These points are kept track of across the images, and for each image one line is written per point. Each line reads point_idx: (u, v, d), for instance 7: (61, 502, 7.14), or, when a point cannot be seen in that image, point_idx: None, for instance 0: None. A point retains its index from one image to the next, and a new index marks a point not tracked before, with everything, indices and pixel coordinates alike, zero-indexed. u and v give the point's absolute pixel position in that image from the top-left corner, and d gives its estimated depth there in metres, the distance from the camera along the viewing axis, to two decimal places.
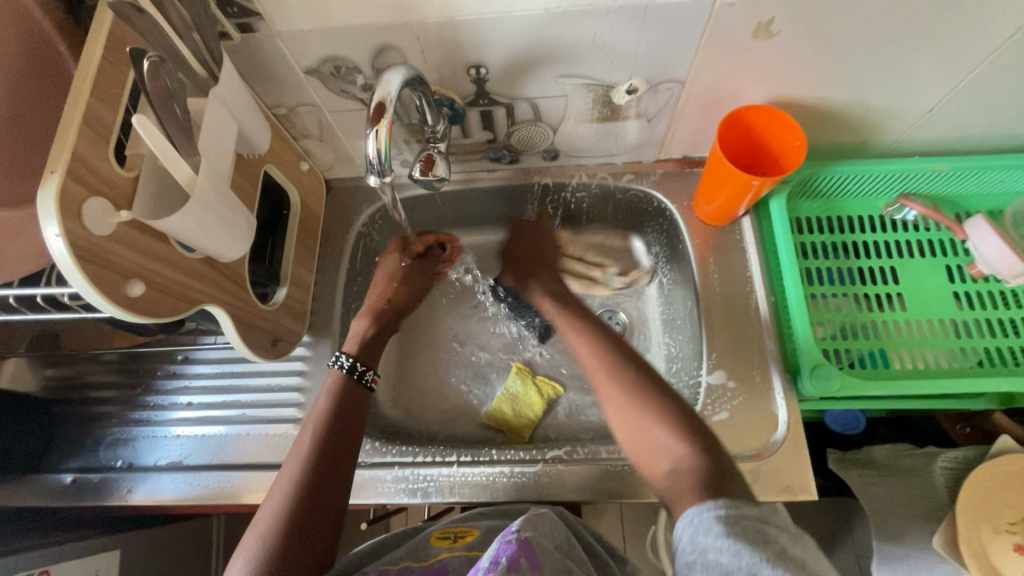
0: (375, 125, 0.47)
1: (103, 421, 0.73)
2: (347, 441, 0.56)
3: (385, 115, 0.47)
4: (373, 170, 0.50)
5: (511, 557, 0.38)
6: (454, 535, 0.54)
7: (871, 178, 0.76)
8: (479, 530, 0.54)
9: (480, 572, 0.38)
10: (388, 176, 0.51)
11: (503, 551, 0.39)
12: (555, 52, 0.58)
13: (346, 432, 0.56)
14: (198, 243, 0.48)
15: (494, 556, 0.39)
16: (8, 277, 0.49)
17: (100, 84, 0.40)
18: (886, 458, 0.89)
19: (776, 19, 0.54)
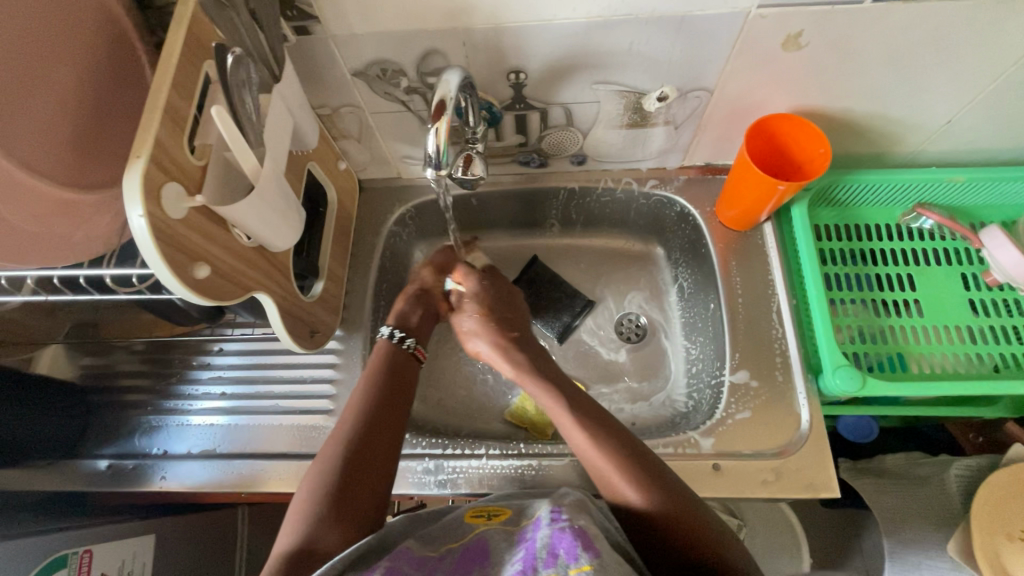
0: (434, 123, 0.50)
1: (137, 409, 0.74)
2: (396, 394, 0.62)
3: (446, 113, 0.49)
4: (430, 163, 0.53)
5: (568, 548, 0.41)
6: (488, 513, 0.55)
7: (888, 188, 0.79)
8: (511, 509, 0.55)
9: (539, 562, 0.41)
10: (444, 169, 0.54)
11: (559, 541, 0.42)
12: (593, 59, 0.60)
13: (392, 397, 0.61)
14: (255, 231, 0.50)
15: (551, 548, 0.42)
16: (71, 259, 0.51)
17: (179, 76, 0.42)
18: (899, 466, 0.93)
19: (804, 32, 0.56)
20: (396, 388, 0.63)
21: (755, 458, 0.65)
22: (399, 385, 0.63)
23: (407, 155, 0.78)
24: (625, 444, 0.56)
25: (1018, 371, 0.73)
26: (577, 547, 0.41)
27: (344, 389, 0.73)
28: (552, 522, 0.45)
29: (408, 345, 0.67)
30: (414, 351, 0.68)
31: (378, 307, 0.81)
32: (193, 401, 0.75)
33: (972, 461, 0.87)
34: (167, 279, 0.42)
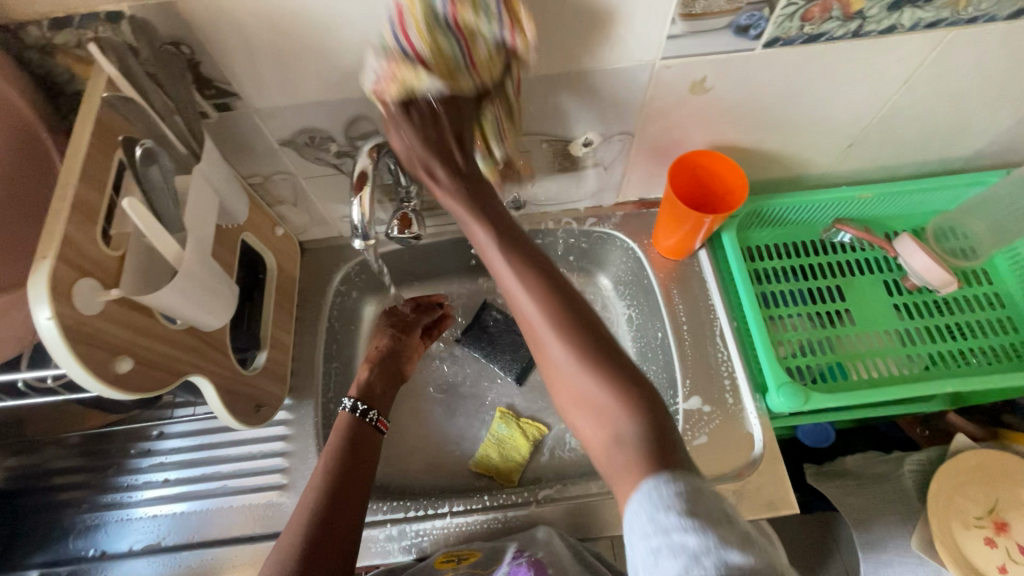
0: (357, 193, 0.50)
1: (72, 508, 0.69)
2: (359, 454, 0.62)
3: (368, 183, 0.51)
4: (357, 234, 0.54)
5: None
6: (458, 557, 0.61)
7: (808, 207, 0.84)
8: (481, 552, 0.60)
9: None
10: (370, 239, 0.54)
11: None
12: (516, 113, 0.63)
13: (356, 458, 0.62)
14: (184, 315, 0.48)
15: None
16: None
17: (89, 170, 0.41)
18: (859, 466, 0.96)
19: (708, 78, 0.61)
20: (364, 446, 0.63)
21: (714, 482, 0.66)
22: (367, 444, 0.64)
23: (346, 214, 0.78)
24: (661, 445, 0.41)
25: (945, 367, 0.78)
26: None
27: (299, 460, 0.71)
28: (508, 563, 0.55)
29: (372, 417, 0.66)
30: (378, 423, 0.66)
31: (328, 369, 0.79)
32: (133, 492, 0.70)
33: (922, 455, 0.91)
34: (84, 378, 0.40)
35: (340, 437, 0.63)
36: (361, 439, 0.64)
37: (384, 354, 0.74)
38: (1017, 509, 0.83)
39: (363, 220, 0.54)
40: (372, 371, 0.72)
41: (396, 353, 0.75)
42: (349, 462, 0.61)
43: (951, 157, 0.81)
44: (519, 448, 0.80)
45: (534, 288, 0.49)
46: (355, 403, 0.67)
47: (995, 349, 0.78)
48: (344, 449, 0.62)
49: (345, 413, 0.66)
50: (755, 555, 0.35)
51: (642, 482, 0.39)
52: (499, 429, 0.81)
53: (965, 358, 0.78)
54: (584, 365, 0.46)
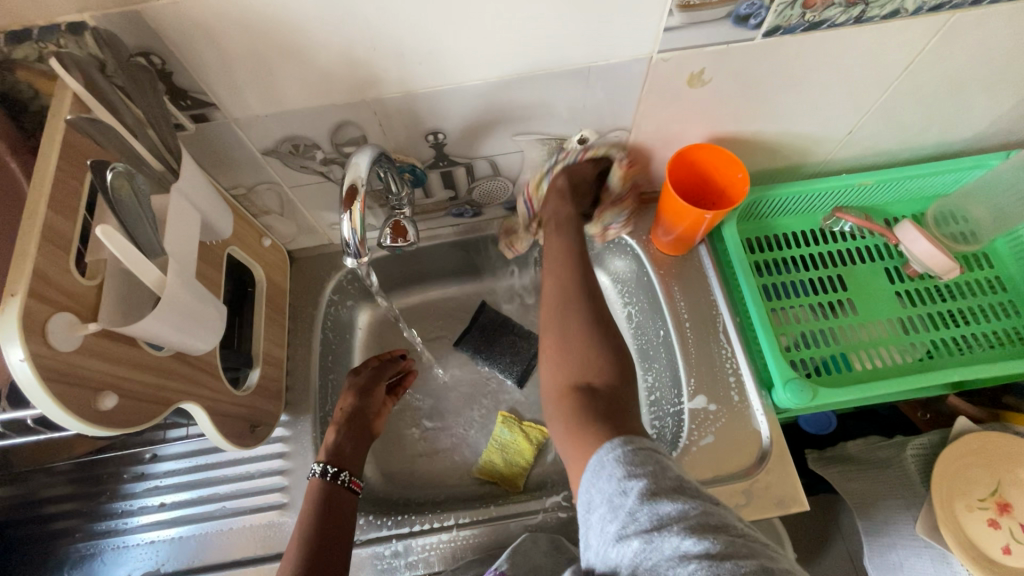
0: (347, 208, 0.48)
1: (66, 537, 0.67)
2: (332, 526, 0.57)
3: (358, 196, 0.48)
4: (350, 252, 0.51)
5: None
6: None
7: (808, 197, 0.82)
8: None
9: None
10: (364, 255, 0.52)
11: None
12: (508, 113, 0.60)
13: (329, 530, 0.56)
14: (170, 342, 0.46)
15: None
16: None
17: (57, 196, 0.38)
18: (862, 451, 0.96)
19: (706, 70, 0.58)
20: (339, 514, 0.58)
21: (724, 483, 0.65)
22: (342, 510, 0.59)
23: (335, 222, 0.75)
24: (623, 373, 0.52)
25: (948, 354, 0.77)
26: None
27: (298, 477, 0.69)
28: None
29: (344, 478, 0.61)
30: (351, 483, 0.61)
31: (324, 381, 0.77)
32: (129, 518, 0.68)
33: (925, 438, 0.89)
34: (65, 419, 0.38)
35: (314, 503, 0.59)
36: (333, 505, 0.59)
37: (351, 415, 0.68)
38: (1020, 488, 0.83)
39: (353, 234, 0.51)
40: (339, 433, 0.66)
41: (363, 413, 0.69)
42: (323, 529, 0.56)
43: (950, 141, 0.79)
44: (523, 453, 0.78)
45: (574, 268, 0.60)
46: (323, 466, 0.61)
47: (998, 334, 0.78)
48: (317, 518, 0.57)
49: (314, 478, 0.60)
50: (689, 498, 0.40)
51: (600, 444, 0.45)
52: (501, 434, 0.79)
53: (968, 344, 0.78)
54: (603, 346, 0.53)
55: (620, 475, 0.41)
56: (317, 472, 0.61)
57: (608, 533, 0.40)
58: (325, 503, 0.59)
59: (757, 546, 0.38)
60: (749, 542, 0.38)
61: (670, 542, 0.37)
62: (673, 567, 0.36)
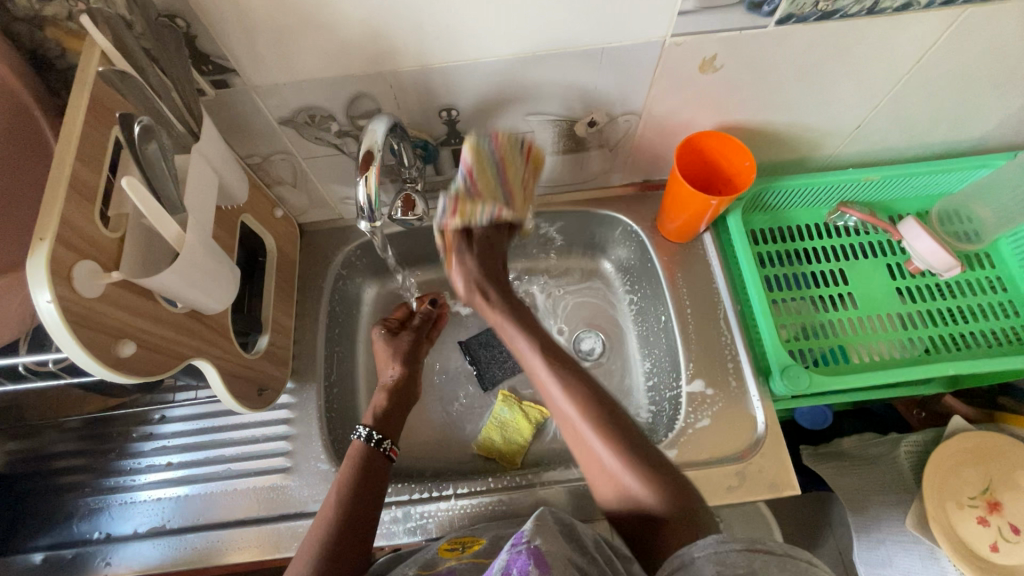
0: (363, 174, 0.49)
1: (75, 491, 0.69)
2: (369, 488, 0.59)
3: (374, 163, 0.49)
4: (364, 215, 0.52)
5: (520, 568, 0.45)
6: (462, 544, 0.59)
7: (813, 190, 0.83)
8: (486, 539, 0.59)
9: None
10: (378, 220, 0.53)
11: (514, 561, 0.46)
12: (521, 92, 0.61)
13: (365, 491, 0.59)
14: (185, 298, 0.47)
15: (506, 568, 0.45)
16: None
17: (85, 147, 0.39)
18: (855, 447, 0.96)
19: (718, 56, 0.59)
20: (375, 476, 0.61)
21: (718, 465, 0.66)
22: (377, 474, 0.61)
23: (346, 196, 0.76)
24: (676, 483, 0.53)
25: (946, 351, 0.78)
26: (528, 565, 0.45)
27: (302, 443, 0.71)
28: (512, 545, 0.48)
29: (386, 446, 0.63)
30: (389, 451, 0.64)
31: (330, 352, 0.78)
32: (136, 476, 0.70)
33: (919, 437, 0.90)
34: (86, 363, 0.39)
35: (352, 464, 0.61)
36: (372, 468, 0.61)
37: (401, 382, 0.72)
38: (1011, 489, 0.84)
39: (369, 200, 0.52)
40: (389, 400, 0.69)
41: (411, 379, 0.73)
42: (361, 490, 0.59)
43: (958, 139, 0.80)
44: (522, 431, 0.80)
45: (571, 393, 0.59)
46: (370, 431, 0.64)
47: (996, 332, 0.79)
48: (354, 480, 0.59)
49: (358, 442, 0.63)
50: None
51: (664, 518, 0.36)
52: (501, 412, 0.81)
53: (965, 341, 0.78)
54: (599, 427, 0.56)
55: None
56: (361, 437, 0.63)
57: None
58: (365, 467, 0.61)
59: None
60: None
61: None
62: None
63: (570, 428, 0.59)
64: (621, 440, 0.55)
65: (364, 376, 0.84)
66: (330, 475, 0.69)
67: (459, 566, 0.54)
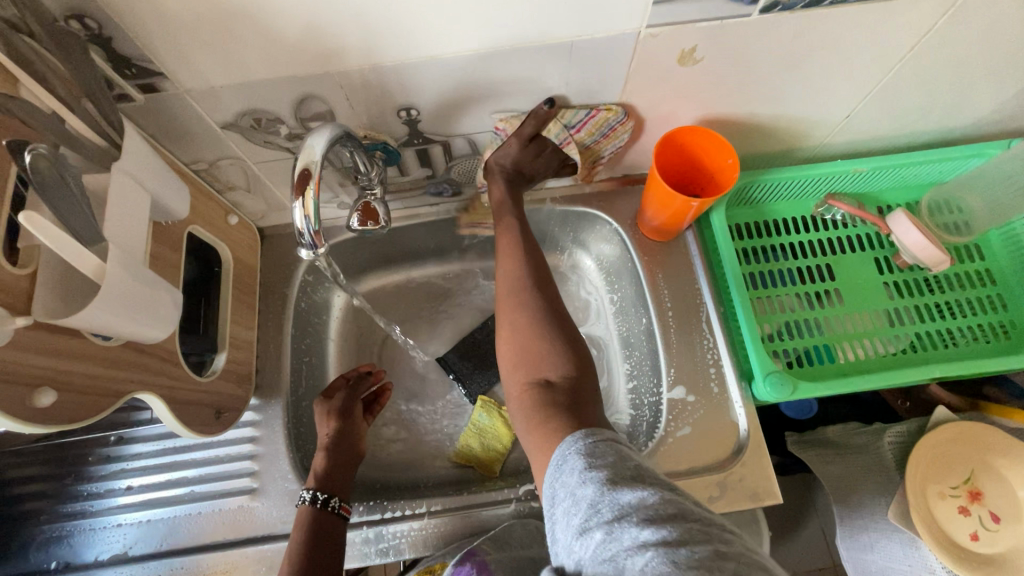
0: (297, 196, 0.45)
1: (33, 518, 0.66)
2: (324, 552, 0.56)
3: (311, 184, 0.44)
4: (305, 243, 0.48)
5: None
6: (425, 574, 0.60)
7: (800, 182, 0.79)
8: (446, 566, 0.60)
9: None
10: (321, 246, 0.49)
11: (457, 574, 0.56)
12: (486, 90, 0.57)
13: (321, 559, 0.55)
14: (117, 332, 0.43)
15: None
16: None
17: None
18: (840, 435, 0.94)
19: (698, 47, 0.54)
20: (329, 541, 0.57)
21: (699, 475, 0.65)
22: (331, 539, 0.57)
23: None
24: (583, 411, 0.50)
25: (931, 348, 0.76)
26: (470, 574, 0.55)
27: (268, 462, 0.68)
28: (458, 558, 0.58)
29: (335, 504, 0.60)
30: (340, 509, 0.60)
31: (297, 364, 0.75)
32: (97, 500, 0.67)
33: (902, 428, 0.89)
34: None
35: (302, 531, 0.57)
36: (325, 531, 0.57)
37: (338, 441, 0.66)
38: (993, 477, 0.84)
39: (308, 224, 0.48)
40: (327, 461, 0.64)
41: (349, 437, 0.67)
42: (313, 560, 0.55)
43: (952, 126, 0.76)
44: (501, 437, 0.78)
45: (518, 304, 0.58)
46: (315, 493, 0.60)
47: (982, 327, 0.77)
48: (306, 547, 0.56)
49: (304, 506, 0.59)
50: (648, 486, 0.40)
51: (561, 440, 0.46)
52: (479, 418, 0.79)
53: (952, 337, 0.77)
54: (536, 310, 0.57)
55: (580, 468, 0.42)
56: (307, 500, 0.59)
57: (572, 527, 0.41)
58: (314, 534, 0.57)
59: (713, 529, 0.38)
60: (704, 525, 0.38)
61: (628, 533, 0.37)
62: (631, 556, 0.36)
63: (517, 338, 0.57)
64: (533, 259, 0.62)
65: None
66: (299, 495, 0.66)
67: None
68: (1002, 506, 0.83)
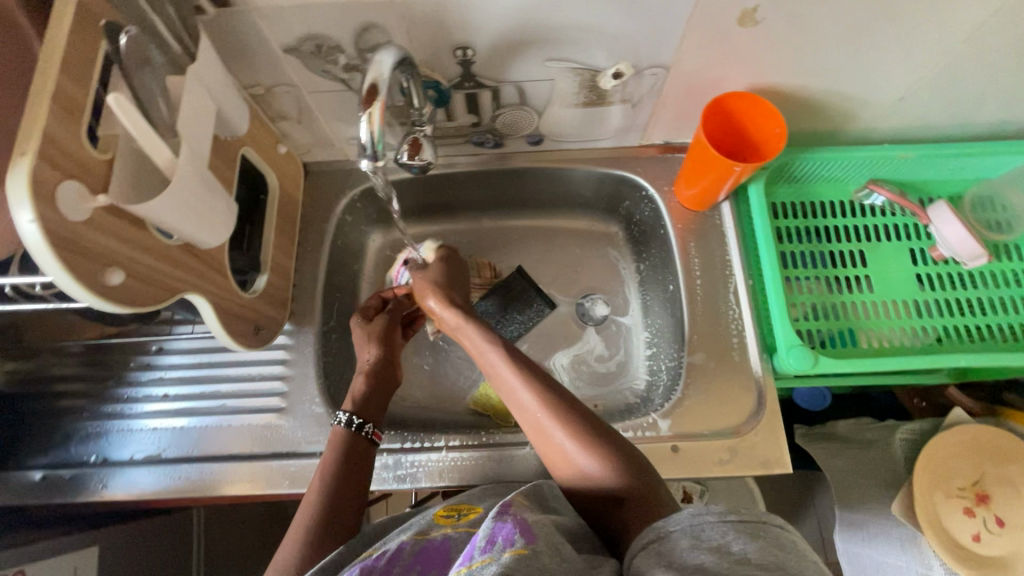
0: (366, 110, 0.47)
1: (75, 414, 0.70)
2: (353, 476, 0.58)
3: (378, 99, 0.47)
4: (364, 154, 0.50)
5: (506, 535, 0.41)
6: (458, 513, 0.53)
7: (843, 165, 0.79)
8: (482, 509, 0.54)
9: (476, 549, 0.41)
10: (380, 160, 0.51)
11: (500, 530, 0.42)
12: (542, 35, 0.57)
13: (351, 483, 0.57)
14: (179, 230, 0.46)
15: (491, 535, 0.41)
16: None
17: (71, 59, 0.37)
18: (850, 430, 0.94)
19: (760, 6, 0.54)
20: (359, 463, 0.59)
21: (711, 438, 0.66)
22: (363, 460, 0.60)
23: (352, 136, 0.73)
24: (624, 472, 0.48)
25: (957, 342, 0.76)
26: (514, 534, 0.41)
27: (298, 385, 0.71)
28: (496, 517, 0.44)
29: (368, 430, 0.61)
30: (372, 436, 0.62)
31: (330, 298, 0.77)
32: (134, 404, 0.70)
33: (916, 425, 0.89)
34: (73, 289, 0.38)
35: (336, 452, 0.59)
36: (358, 453, 0.60)
37: (379, 365, 0.68)
38: (1004, 485, 0.84)
39: (372, 138, 0.50)
40: (368, 384, 0.66)
41: (389, 360, 0.69)
42: (344, 479, 0.57)
43: (1005, 120, 0.75)
44: None
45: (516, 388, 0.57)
46: (350, 417, 0.62)
47: (1012, 327, 0.76)
48: (340, 465, 0.58)
49: (340, 428, 0.61)
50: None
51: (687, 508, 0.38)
52: None
53: (979, 334, 0.76)
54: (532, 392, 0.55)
55: (693, 540, 0.35)
56: (342, 423, 0.61)
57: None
58: (346, 460, 0.59)
59: None
60: None
61: None
62: None
63: (530, 424, 0.55)
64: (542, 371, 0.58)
65: None
66: (324, 419, 0.69)
67: (454, 535, 0.48)
68: (1009, 513, 0.83)
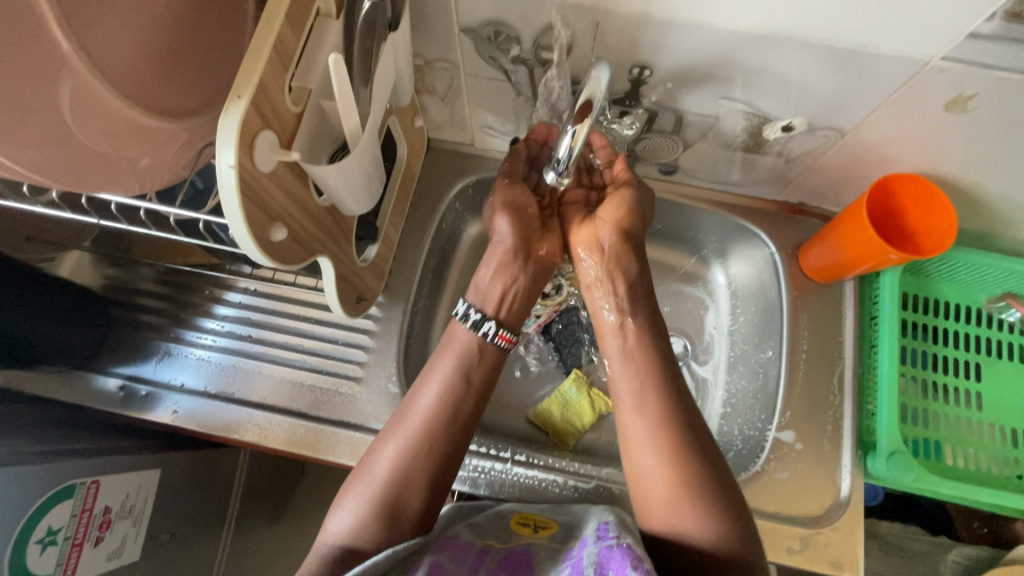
0: (575, 124, 0.48)
1: (160, 333, 0.70)
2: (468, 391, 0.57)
3: (590, 116, 0.48)
4: (556, 167, 0.54)
5: (617, 567, 0.41)
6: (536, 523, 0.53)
7: (983, 271, 0.74)
8: (560, 526, 0.52)
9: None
10: (565, 175, 0.55)
11: (609, 559, 0.42)
12: (730, 72, 0.54)
13: (466, 398, 0.56)
14: (335, 194, 0.45)
15: (600, 565, 0.42)
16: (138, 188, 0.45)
17: (293, 10, 0.36)
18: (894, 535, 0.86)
19: (977, 96, 0.50)
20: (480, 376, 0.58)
21: (784, 522, 0.63)
22: (485, 366, 0.58)
23: (487, 125, 0.71)
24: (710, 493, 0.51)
25: None
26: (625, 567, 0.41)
27: (378, 360, 0.70)
28: (599, 538, 0.44)
29: (487, 329, 0.59)
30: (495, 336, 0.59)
31: (423, 279, 0.76)
32: (217, 337, 0.70)
33: (973, 550, 0.80)
34: (244, 238, 0.37)
35: (458, 351, 0.58)
36: (475, 368, 0.58)
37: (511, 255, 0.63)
38: None
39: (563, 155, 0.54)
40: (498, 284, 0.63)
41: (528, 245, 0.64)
42: (460, 401, 0.56)
43: None
44: (583, 415, 0.78)
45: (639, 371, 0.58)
46: (467, 307, 0.61)
47: None
48: (457, 370, 0.57)
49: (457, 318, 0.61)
50: None
51: None
52: (568, 391, 0.78)
53: None
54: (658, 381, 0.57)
55: None
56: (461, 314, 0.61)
57: None
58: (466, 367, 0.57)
59: None
60: None
61: None
62: None
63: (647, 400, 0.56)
64: (668, 369, 0.58)
65: (443, 309, 0.82)
66: (397, 400, 0.68)
67: (537, 545, 0.48)
68: None
